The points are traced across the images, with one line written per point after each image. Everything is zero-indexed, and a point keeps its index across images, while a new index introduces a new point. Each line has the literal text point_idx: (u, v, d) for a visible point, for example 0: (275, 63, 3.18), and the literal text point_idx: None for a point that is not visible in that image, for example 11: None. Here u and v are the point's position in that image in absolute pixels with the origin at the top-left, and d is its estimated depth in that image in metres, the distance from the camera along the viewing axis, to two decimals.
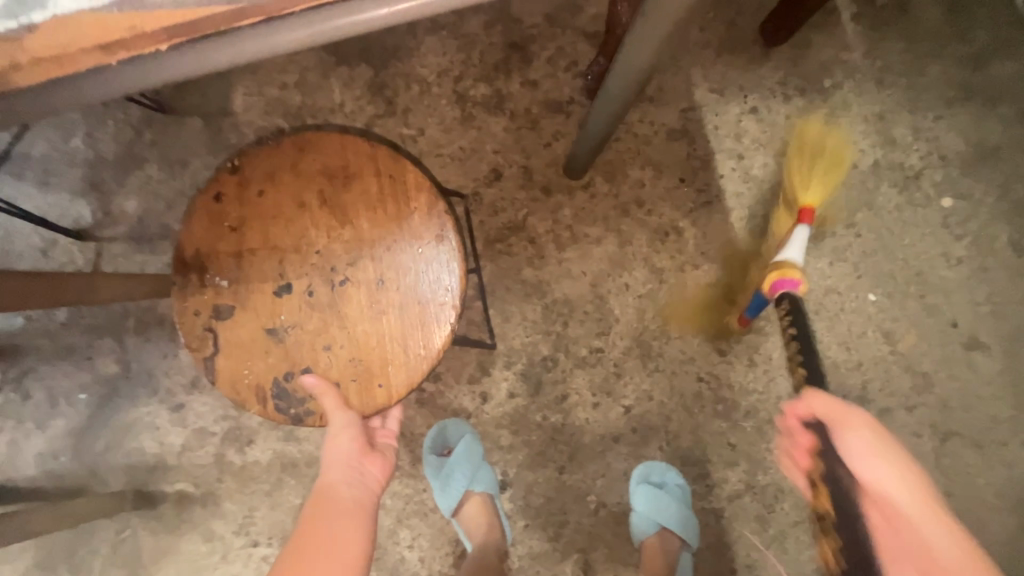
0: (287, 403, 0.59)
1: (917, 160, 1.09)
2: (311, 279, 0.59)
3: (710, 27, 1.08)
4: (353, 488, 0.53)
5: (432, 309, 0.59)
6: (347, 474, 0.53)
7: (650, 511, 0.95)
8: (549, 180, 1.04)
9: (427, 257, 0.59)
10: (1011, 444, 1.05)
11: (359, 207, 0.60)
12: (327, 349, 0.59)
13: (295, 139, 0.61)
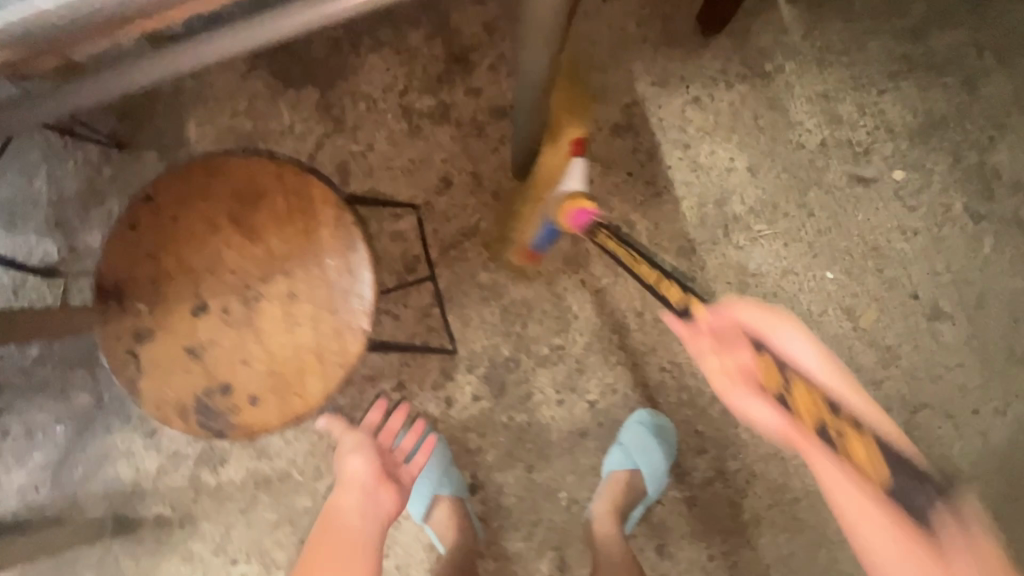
0: (209, 417, 0.61)
1: (864, 136, 1.10)
2: (227, 298, 0.63)
3: (647, 22, 1.09)
4: (361, 511, 0.77)
5: (345, 320, 0.63)
6: (359, 496, 0.78)
7: (636, 450, 0.98)
8: (498, 184, 1.07)
9: (336, 269, 0.63)
10: (982, 411, 1.05)
11: (268, 226, 0.63)
12: (244, 362, 0.62)
13: (203, 165, 0.64)
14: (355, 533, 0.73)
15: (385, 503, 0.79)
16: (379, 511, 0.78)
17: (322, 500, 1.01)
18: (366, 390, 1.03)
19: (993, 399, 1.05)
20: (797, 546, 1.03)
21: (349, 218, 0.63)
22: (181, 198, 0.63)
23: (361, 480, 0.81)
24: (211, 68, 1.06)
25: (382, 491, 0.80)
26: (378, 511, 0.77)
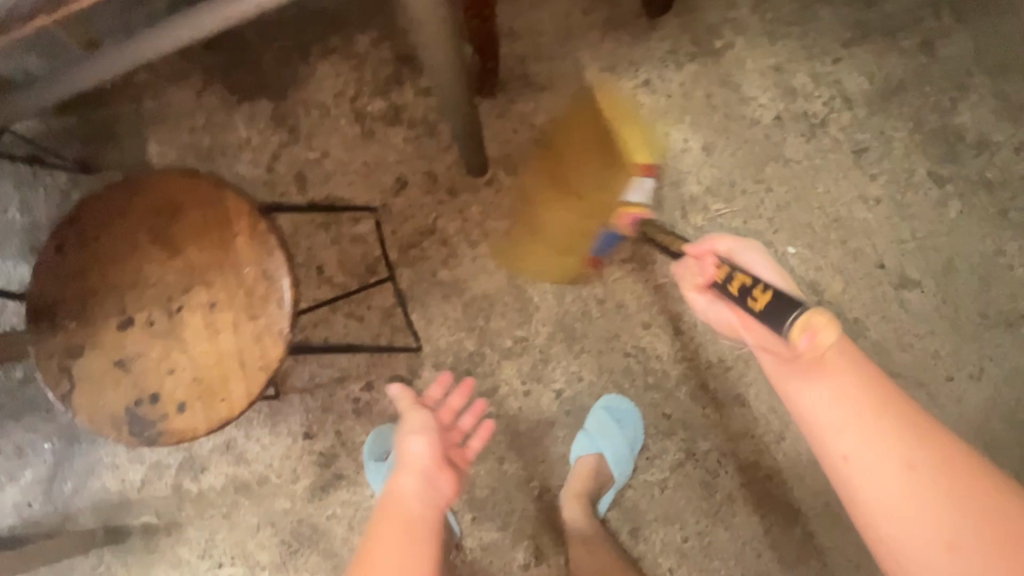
0: (140, 426, 0.62)
1: (821, 107, 1.08)
2: (151, 310, 0.63)
3: (592, 9, 1.09)
4: (422, 503, 0.58)
5: (267, 323, 0.62)
6: (416, 485, 0.59)
7: (598, 436, 1.00)
8: (453, 181, 1.07)
9: (256, 274, 0.63)
10: (956, 377, 1.04)
11: (187, 239, 0.64)
12: (171, 372, 0.62)
13: (125, 186, 0.66)
14: (418, 523, 0.55)
15: (445, 492, 0.60)
16: (435, 503, 0.59)
17: (301, 500, 1.04)
18: (336, 392, 1.05)
19: (966, 364, 1.04)
20: (772, 522, 1.03)
21: (266, 223, 0.64)
22: (102, 218, 0.65)
23: (420, 466, 0.61)
24: (168, 88, 1.09)
25: (442, 479, 0.61)
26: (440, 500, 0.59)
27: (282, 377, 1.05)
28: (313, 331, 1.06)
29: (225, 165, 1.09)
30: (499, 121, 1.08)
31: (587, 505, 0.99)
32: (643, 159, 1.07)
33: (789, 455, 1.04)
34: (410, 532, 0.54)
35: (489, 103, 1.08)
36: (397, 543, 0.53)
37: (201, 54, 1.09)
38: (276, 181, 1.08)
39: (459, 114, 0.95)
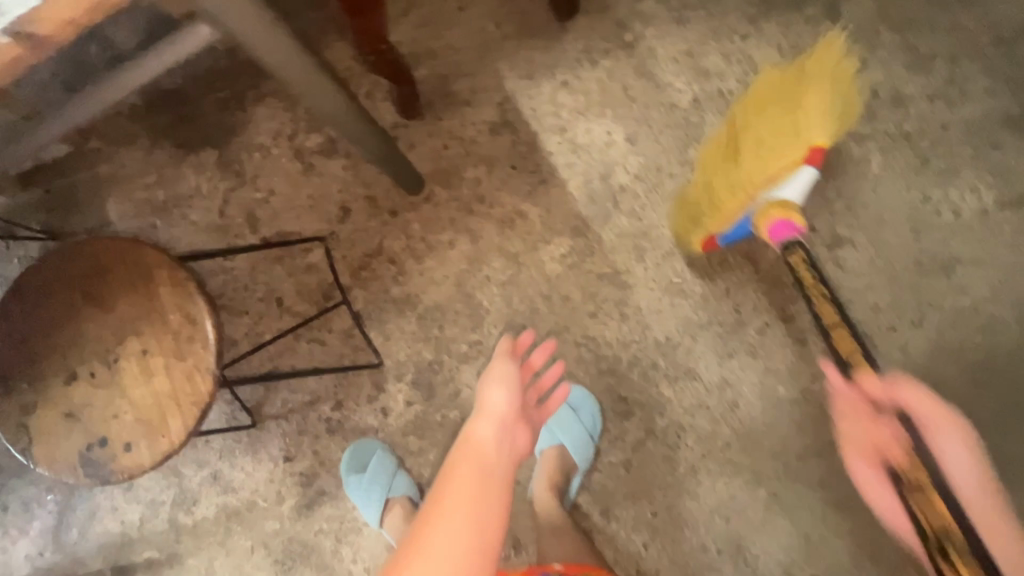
0: (94, 468, 0.68)
1: (735, 84, 1.12)
2: (92, 363, 0.70)
3: (505, 20, 1.14)
4: (498, 446, 0.62)
5: (196, 362, 0.69)
6: (495, 429, 0.64)
7: (556, 428, 1.06)
8: (393, 202, 1.13)
9: (181, 319, 0.69)
10: (899, 327, 1.07)
11: (116, 295, 0.70)
12: (115, 416, 0.68)
13: (55, 254, 0.72)
14: (493, 469, 0.59)
15: (520, 445, 0.65)
16: (511, 450, 0.63)
17: (288, 520, 1.10)
18: (309, 415, 1.11)
19: (906, 312, 1.08)
20: (737, 487, 1.07)
21: (189, 271, 0.70)
22: (36, 284, 0.71)
23: (500, 412, 0.66)
24: (120, 150, 1.16)
25: (518, 431, 0.66)
26: (516, 448, 0.64)
27: (257, 407, 1.11)
28: (280, 360, 1.12)
29: (180, 215, 1.15)
30: (429, 138, 1.13)
31: (557, 495, 1.04)
32: (819, 142, 0.98)
33: (745, 421, 1.07)
34: (484, 472, 0.59)
35: (418, 124, 1.13)
36: (470, 479, 0.57)
37: (144, 115, 1.16)
38: (229, 224, 1.15)
39: (371, 142, 0.98)
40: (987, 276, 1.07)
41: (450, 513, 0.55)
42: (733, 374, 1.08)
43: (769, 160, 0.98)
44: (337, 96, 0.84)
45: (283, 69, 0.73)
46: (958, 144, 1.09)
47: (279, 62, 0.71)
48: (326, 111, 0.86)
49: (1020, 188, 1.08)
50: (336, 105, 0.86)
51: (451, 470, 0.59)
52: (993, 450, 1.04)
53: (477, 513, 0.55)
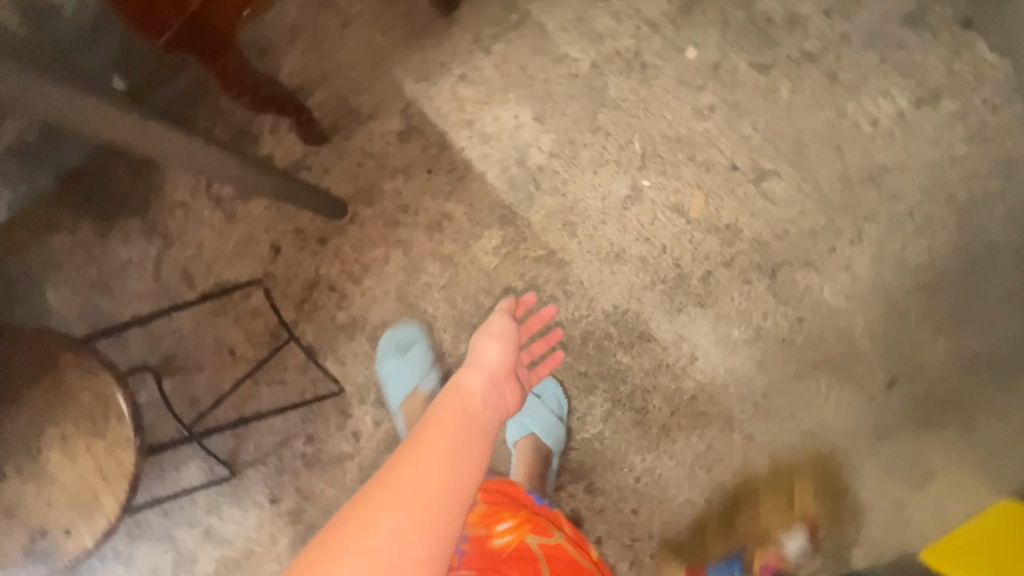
0: (44, 554, 0.72)
1: (630, 40, 1.11)
2: (16, 459, 0.73)
3: (391, 27, 1.13)
4: (486, 394, 0.62)
5: (117, 436, 0.73)
6: (485, 377, 0.64)
7: (523, 417, 1.05)
8: (320, 230, 1.13)
9: (95, 395, 0.74)
10: (840, 247, 1.07)
11: (23, 389, 0.73)
12: (50, 504, 0.72)
13: None
14: (479, 409, 0.59)
15: (507, 403, 0.64)
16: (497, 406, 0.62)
17: (287, 560, 1.11)
18: (284, 454, 1.12)
19: (844, 231, 1.07)
20: (711, 436, 1.07)
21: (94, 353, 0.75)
22: None
23: (492, 364, 0.67)
24: (45, 236, 1.16)
25: (507, 384, 0.66)
26: (504, 402, 0.64)
27: (233, 457, 1.12)
28: (245, 408, 1.13)
29: (118, 287, 1.15)
30: (342, 160, 1.13)
31: (540, 482, 1.04)
32: None
33: (707, 372, 1.08)
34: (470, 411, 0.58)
35: (327, 149, 1.13)
36: (457, 417, 0.56)
37: (62, 196, 1.16)
38: (168, 286, 1.15)
39: (273, 180, 0.96)
40: (915, 179, 1.06)
41: (437, 441, 0.52)
42: (686, 328, 1.08)
43: (773, 537, 1.06)
44: (202, 145, 0.82)
45: (117, 124, 0.70)
46: (862, 53, 1.08)
47: (105, 120, 0.68)
48: (200, 163, 0.83)
49: (933, 84, 1.06)
50: (209, 155, 0.84)
51: (438, 410, 0.57)
52: (951, 347, 1.05)
53: (463, 443, 0.53)
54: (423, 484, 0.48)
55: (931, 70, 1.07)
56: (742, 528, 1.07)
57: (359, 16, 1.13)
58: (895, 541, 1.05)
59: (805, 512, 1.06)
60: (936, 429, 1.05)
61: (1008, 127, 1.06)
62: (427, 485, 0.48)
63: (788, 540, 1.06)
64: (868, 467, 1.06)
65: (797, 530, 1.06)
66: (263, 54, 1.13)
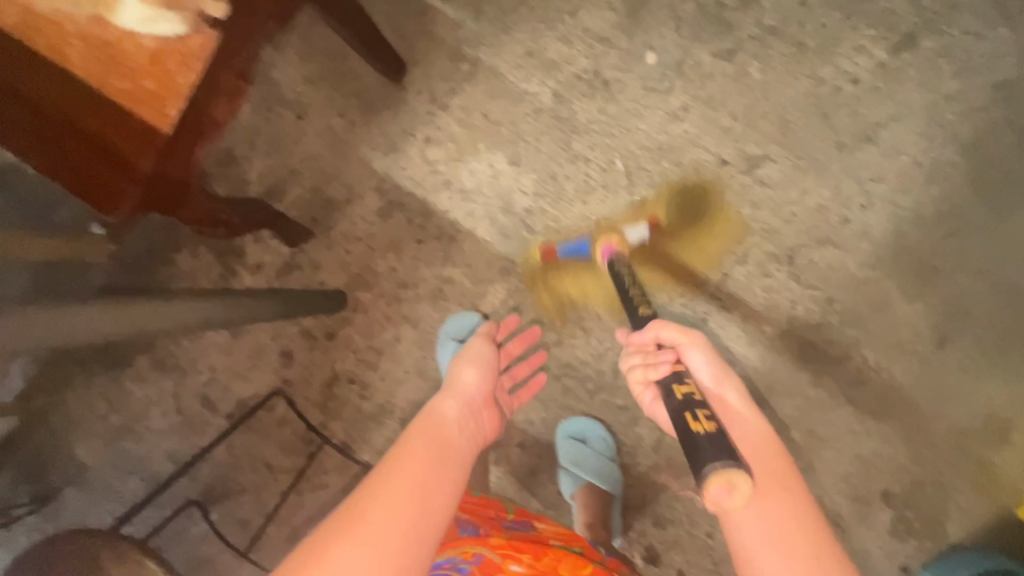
0: None
1: (587, 60, 1.07)
2: None
3: (346, 107, 1.11)
4: (463, 418, 0.70)
5: None
6: (463, 404, 0.73)
7: (574, 466, 1.01)
8: (326, 326, 1.11)
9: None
10: (854, 216, 1.02)
11: None
12: None
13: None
14: (457, 439, 0.65)
15: (486, 425, 0.74)
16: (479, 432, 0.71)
17: None
18: None
19: (853, 198, 1.02)
20: None
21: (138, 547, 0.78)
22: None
23: (470, 392, 0.76)
24: (62, 395, 1.15)
25: (486, 411, 0.75)
26: (478, 428, 0.71)
27: None
28: (295, 519, 1.11)
29: (144, 428, 1.14)
30: (330, 252, 1.11)
31: (603, 530, 0.98)
32: None
33: (747, 376, 1.03)
34: (445, 437, 0.64)
35: (314, 243, 1.11)
36: (432, 444, 0.62)
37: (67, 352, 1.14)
38: (191, 417, 1.13)
39: (272, 304, 0.89)
40: (913, 127, 1.01)
41: (413, 467, 0.58)
42: (716, 336, 1.04)
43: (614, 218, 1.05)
44: (187, 300, 0.71)
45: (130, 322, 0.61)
46: (826, 14, 1.03)
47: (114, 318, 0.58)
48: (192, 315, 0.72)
49: (906, 27, 1.02)
50: (196, 306, 0.73)
51: (417, 432, 0.64)
52: (996, 290, 1.00)
53: (433, 483, 0.57)
54: (391, 521, 0.52)
55: (901, 13, 1.02)
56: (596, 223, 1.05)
57: (312, 104, 1.11)
58: (989, 504, 0.99)
59: (886, 495, 1.01)
60: (1003, 378, 0.99)
61: (995, 51, 1.00)
62: (393, 523, 0.52)
63: (631, 231, 1.03)
64: (941, 433, 1.00)
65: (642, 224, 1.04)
66: (227, 167, 1.11)
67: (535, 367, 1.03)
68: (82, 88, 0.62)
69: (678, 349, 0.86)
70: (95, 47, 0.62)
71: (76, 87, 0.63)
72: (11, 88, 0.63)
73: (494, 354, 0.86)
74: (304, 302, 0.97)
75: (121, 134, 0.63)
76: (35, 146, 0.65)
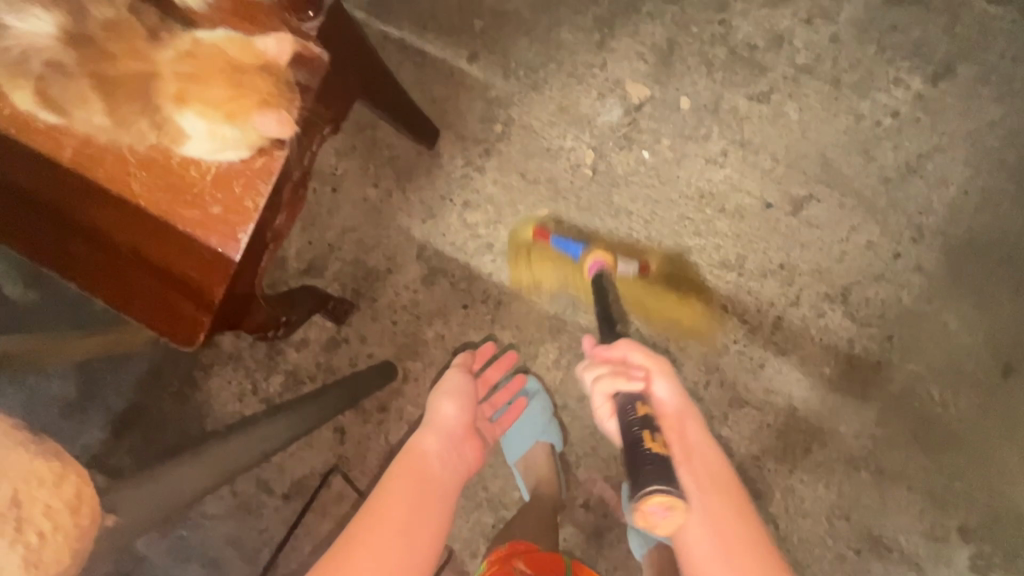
0: None
1: (619, 111, 1.06)
2: None
3: (380, 176, 1.10)
4: (444, 453, 0.78)
5: None
6: (444, 437, 0.81)
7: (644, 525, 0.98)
8: (377, 398, 1.10)
9: None
10: (905, 251, 1.01)
11: None
12: None
13: None
14: (437, 473, 0.73)
15: (464, 462, 0.80)
16: (463, 467, 0.80)
17: None
18: None
19: (903, 233, 1.01)
20: (838, 481, 1.01)
21: None
22: None
23: (450, 425, 0.84)
24: None
25: (466, 442, 0.84)
26: (459, 459, 0.80)
27: None
28: None
29: (200, 515, 1.12)
30: (375, 323, 1.10)
31: None
32: None
33: (811, 419, 1.02)
34: (428, 474, 0.72)
35: (358, 316, 1.10)
36: (412, 482, 0.69)
37: (114, 444, 1.11)
38: (247, 499, 1.12)
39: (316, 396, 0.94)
40: (958, 157, 1.00)
41: (400, 506, 0.64)
42: (775, 383, 1.03)
43: (620, 243, 1.05)
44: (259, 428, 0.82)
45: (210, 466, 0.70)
46: (859, 48, 1.02)
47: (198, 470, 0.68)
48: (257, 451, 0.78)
49: (941, 57, 1.01)
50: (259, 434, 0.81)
51: (401, 470, 0.71)
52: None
53: (420, 521, 0.64)
54: (382, 558, 0.58)
55: (935, 43, 1.01)
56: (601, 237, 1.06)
57: (345, 176, 1.10)
58: None
59: (962, 531, 0.99)
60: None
61: None
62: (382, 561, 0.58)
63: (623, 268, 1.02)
64: (1014, 463, 0.99)
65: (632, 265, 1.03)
66: None
67: (514, 392, 1.04)
68: (147, 221, 0.62)
69: (648, 373, 0.87)
70: (162, 180, 0.61)
71: (146, 222, 0.62)
72: (87, 228, 0.63)
73: (471, 380, 0.93)
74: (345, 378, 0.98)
75: (184, 261, 0.62)
76: (109, 284, 0.64)
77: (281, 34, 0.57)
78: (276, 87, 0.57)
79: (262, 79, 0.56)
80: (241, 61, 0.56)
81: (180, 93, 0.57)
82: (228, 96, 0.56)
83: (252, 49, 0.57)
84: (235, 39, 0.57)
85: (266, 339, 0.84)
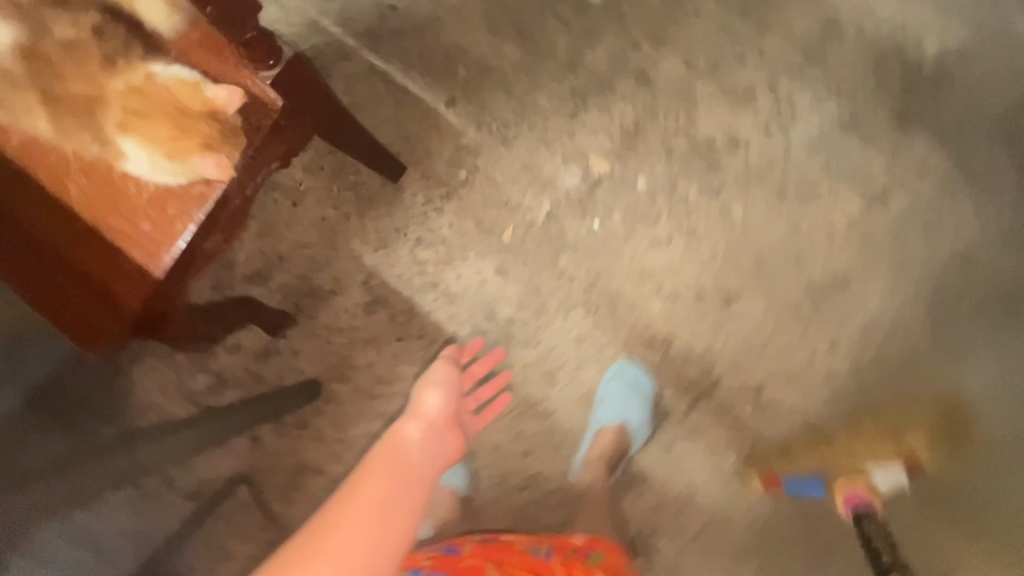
0: None
1: (579, 181, 1.11)
2: None
3: (341, 199, 1.12)
4: (424, 438, 0.69)
5: None
6: (425, 426, 0.74)
7: (620, 403, 1.03)
8: (298, 414, 1.11)
9: None
10: (819, 359, 1.07)
11: None
12: None
13: None
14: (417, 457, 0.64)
15: (445, 449, 0.71)
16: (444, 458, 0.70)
17: None
18: None
19: (819, 341, 1.07)
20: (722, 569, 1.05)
21: None
22: None
23: (430, 417, 0.78)
24: None
25: (446, 431, 0.76)
26: (441, 447, 0.71)
27: None
28: None
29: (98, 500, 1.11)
30: (310, 340, 1.11)
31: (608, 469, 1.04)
32: None
33: (707, 503, 1.06)
34: (407, 458, 0.63)
35: (295, 330, 1.11)
36: (393, 464, 0.60)
37: None
38: (148, 493, 1.11)
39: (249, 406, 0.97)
40: (880, 282, 1.07)
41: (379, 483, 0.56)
42: (679, 463, 1.08)
43: (859, 454, 1.03)
44: None
45: None
46: (807, 164, 1.09)
47: None
48: None
49: (879, 186, 1.08)
50: None
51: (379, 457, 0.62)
52: (996, 479, 1.02)
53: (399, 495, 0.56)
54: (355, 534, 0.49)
55: (875, 172, 1.08)
56: (835, 451, 1.05)
57: (307, 193, 1.13)
58: None
59: None
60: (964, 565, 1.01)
61: (959, 218, 1.06)
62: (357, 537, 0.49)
63: (878, 473, 1.01)
64: None
65: (894, 465, 1.01)
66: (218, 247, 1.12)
67: (499, 387, 1.07)
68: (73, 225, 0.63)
69: None
70: (95, 187, 0.62)
71: (72, 225, 0.63)
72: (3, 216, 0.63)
73: (452, 374, 0.92)
74: (274, 393, 1.03)
75: (104, 270, 0.64)
76: (14, 274, 0.63)
77: (235, 87, 0.61)
78: (220, 135, 0.62)
79: (208, 125, 0.61)
80: (190, 104, 0.61)
81: (124, 119, 0.60)
82: (166, 131, 0.60)
83: (203, 95, 0.61)
84: (189, 80, 0.61)
85: (183, 345, 0.89)
